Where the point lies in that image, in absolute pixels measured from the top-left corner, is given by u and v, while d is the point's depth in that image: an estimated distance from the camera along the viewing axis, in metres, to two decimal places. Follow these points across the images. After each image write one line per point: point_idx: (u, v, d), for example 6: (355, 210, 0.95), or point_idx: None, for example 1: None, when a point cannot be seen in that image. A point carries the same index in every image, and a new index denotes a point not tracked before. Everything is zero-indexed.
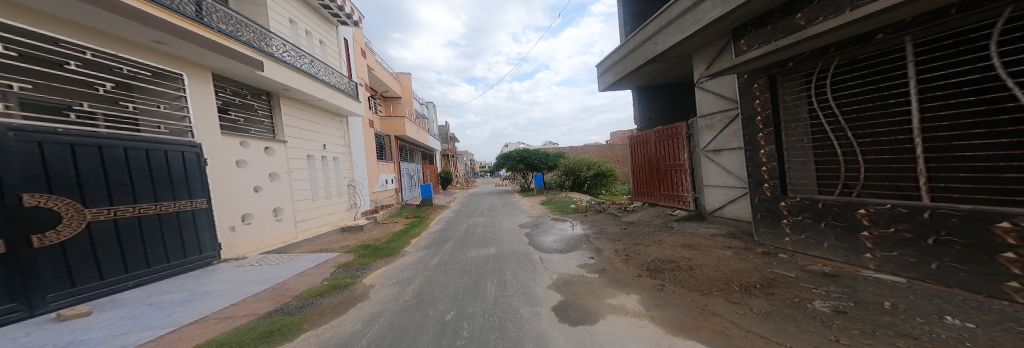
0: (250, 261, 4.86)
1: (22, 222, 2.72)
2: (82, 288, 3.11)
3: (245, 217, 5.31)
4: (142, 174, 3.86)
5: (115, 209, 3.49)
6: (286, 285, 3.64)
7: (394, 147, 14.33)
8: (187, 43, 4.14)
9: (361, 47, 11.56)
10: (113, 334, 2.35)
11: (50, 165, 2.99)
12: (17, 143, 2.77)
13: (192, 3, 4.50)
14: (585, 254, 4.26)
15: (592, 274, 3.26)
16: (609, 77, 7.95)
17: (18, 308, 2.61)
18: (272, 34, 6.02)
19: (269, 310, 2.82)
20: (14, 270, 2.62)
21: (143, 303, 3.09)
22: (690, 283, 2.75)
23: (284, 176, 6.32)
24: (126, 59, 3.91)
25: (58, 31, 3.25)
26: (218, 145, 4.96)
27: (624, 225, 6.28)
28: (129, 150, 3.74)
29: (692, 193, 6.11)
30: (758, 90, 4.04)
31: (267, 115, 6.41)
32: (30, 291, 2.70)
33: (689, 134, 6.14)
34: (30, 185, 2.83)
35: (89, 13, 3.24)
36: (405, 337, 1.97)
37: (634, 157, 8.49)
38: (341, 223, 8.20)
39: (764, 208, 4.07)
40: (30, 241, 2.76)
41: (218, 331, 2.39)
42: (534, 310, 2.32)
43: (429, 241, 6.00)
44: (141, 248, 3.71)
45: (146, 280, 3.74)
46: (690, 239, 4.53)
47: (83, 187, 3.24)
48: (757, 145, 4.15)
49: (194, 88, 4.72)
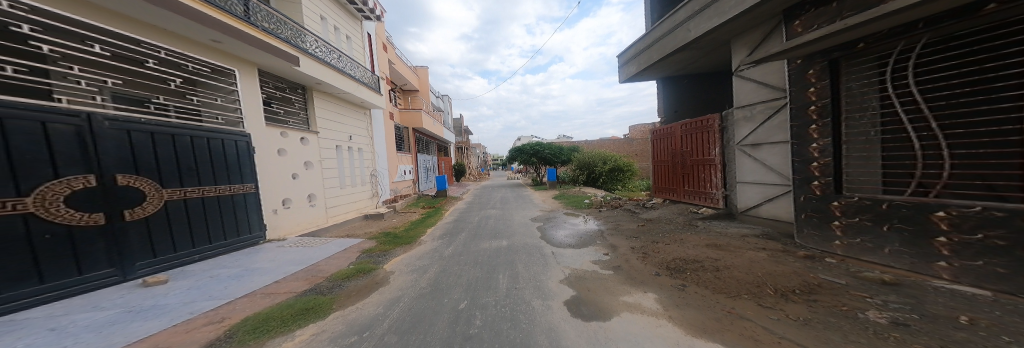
0: (290, 242, 5.29)
1: (116, 200, 3.18)
2: (163, 258, 3.62)
3: (286, 201, 5.75)
4: (205, 160, 4.33)
5: (185, 190, 3.97)
6: (319, 266, 3.93)
7: (412, 139, 14.76)
8: (238, 41, 4.47)
9: (382, 41, 11.86)
10: (184, 301, 2.70)
11: (136, 149, 3.46)
12: (112, 130, 3.24)
13: (241, 4, 4.85)
14: (598, 250, 4.19)
15: (606, 271, 3.22)
16: (631, 67, 7.62)
17: (113, 273, 3.10)
18: (306, 31, 6.32)
19: (304, 289, 3.07)
20: (112, 240, 3.11)
21: (203, 276, 3.48)
22: (718, 286, 2.60)
23: (318, 164, 6.73)
24: (192, 57, 4.32)
25: (137, 32, 3.66)
26: (264, 135, 5.37)
27: (641, 223, 6.07)
28: (193, 138, 4.19)
29: (722, 191, 5.79)
30: (815, 77, 3.70)
31: (302, 108, 6.80)
32: (123, 259, 3.20)
33: (722, 127, 5.76)
34: (122, 168, 3.30)
35: (158, 15, 3.60)
36: (421, 323, 2.05)
37: (657, 151, 8.14)
38: (365, 210, 8.61)
39: (812, 208, 3.78)
40: (123, 215, 3.23)
41: (264, 305, 2.64)
42: (546, 303, 2.33)
43: (443, 231, 6.19)
44: (204, 226, 4.19)
45: (209, 254, 4.24)
46: (717, 238, 4.30)
47: (161, 171, 3.73)
48: (808, 138, 3.83)
49: (244, 83, 5.12)
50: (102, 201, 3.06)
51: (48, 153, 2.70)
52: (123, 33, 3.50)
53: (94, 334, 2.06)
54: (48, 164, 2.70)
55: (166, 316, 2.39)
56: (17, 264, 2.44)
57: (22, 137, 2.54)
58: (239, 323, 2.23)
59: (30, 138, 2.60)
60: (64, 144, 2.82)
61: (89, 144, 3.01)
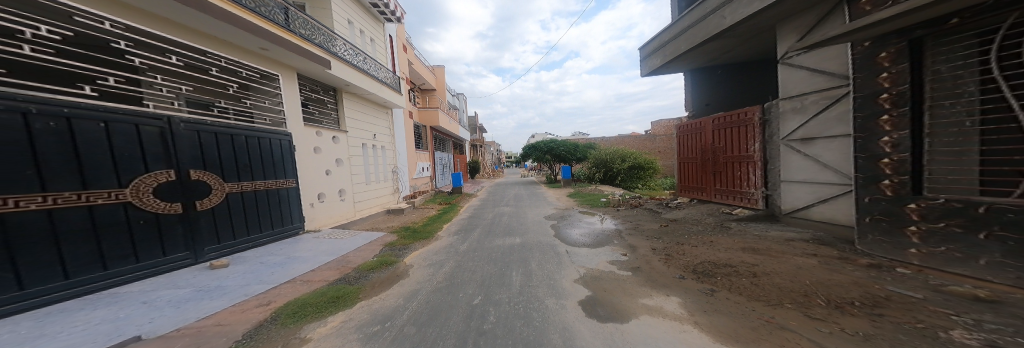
0: (324, 234, 5.70)
1: (191, 192, 3.78)
2: (225, 243, 4.20)
3: (320, 196, 6.16)
4: (260, 157, 4.85)
5: (243, 184, 4.53)
6: (348, 257, 4.19)
7: (429, 138, 15.20)
8: (282, 48, 4.85)
9: (402, 42, 12.24)
10: (242, 283, 3.08)
11: (205, 148, 4.03)
12: (187, 132, 3.82)
13: (282, 13, 5.21)
14: (616, 250, 4.08)
15: (624, 272, 3.12)
16: (655, 60, 7.27)
17: (187, 256, 3.68)
18: (336, 35, 6.67)
19: (335, 278, 3.29)
20: (188, 227, 3.69)
21: (249, 263, 3.82)
22: (753, 294, 2.41)
23: (347, 161, 7.12)
24: (245, 64, 4.77)
25: (202, 43, 4.16)
26: (302, 134, 5.75)
27: (664, 223, 5.82)
28: (252, 138, 4.74)
29: (762, 190, 5.35)
30: (888, 60, 3.16)
31: (334, 109, 7.16)
32: (195, 243, 3.77)
33: (764, 121, 5.29)
34: (195, 164, 3.89)
35: (215, 25, 3.98)
36: (438, 316, 2.12)
37: (684, 148, 7.73)
38: (388, 206, 9.03)
39: (879, 210, 3.26)
40: (195, 204, 3.82)
41: (302, 291, 2.87)
42: (560, 302, 2.32)
43: (459, 227, 6.36)
44: (257, 216, 4.72)
45: (261, 242, 4.77)
46: (752, 242, 4.01)
47: (224, 167, 4.28)
48: (877, 131, 3.27)
49: (286, 86, 5.51)
50: (180, 194, 3.66)
51: (139, 150, 3.27)
52: (192, 44, 3.99)
53: (175, 309, 2.47)
54: (141, 160, 3.29)
55: (226, 297, 2.73)
56: (119, 245, 3.02)
57: (124, 138, 3.16)
58: (281, 307, 2.45)
59: (129, 139, 3.20)
60: (152, 144, 3.42)
61: (170, 142, 3.61)
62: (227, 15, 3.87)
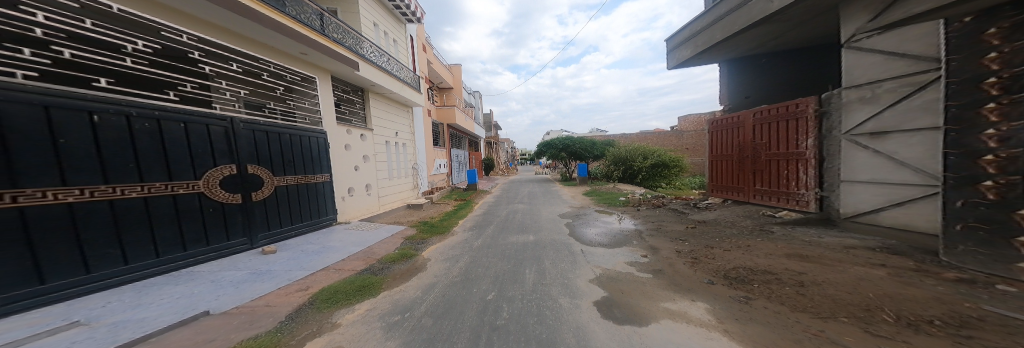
0: (353, 225, 6.09)
1: (248, 185, 4.26)
2: (275, 231, 4.67)
3: (349, 190, 6.54)
4: (304, 153, 5.32)
5: (290, 178, 5.00)
6: (373, 249, 4.44)
7: (446, 135, 15.53)
8: (319, 52, 5.20)
9: (422, 42, 12.53)
10: (283, 269, 3.39)
11: (259, 145, 4.51)
12: (245, 131, 4.30)
13: (317, 19, 5.57)
14: (635, 251, 3.93)
15: (644, 274, 3.00)
16: (684, 51, 6.81)
17: (244, 241, 4.16)
18: (363, 38, 7.00)
19: (362, 268, 3.50)
20: (245, 216, 4.17)
21: (290, 251, 4.19)
22: (797, 304, 2.21)
23: (373, 158, 7.46)
24: (290, 69, 5.21)
25: (256, 50, 4.62)
26: (336, 133, 6.12)
27: (691, 224, 5.50)
28: (297, 135, 5.17)
29: (815, 191, 4.73)
30: (999, 37, 2.51)
31: (361, 107, 7.53)
32: (251, 231, 4.24)
33: (821, 113, 4.65)
34: (252, 160, 4.37)
35: (265, 33, 4.39)
36: (453, 310, 2.18)
37: (720, 145, 7.19)
38: (409, 201, 9.41)
39: (973, 217, 2.66)
40: (252, 195, 4.29)
41: (334, 279, 3.09)
42: (574, 302, 2.28)
43: (473, 223, 6.48)
44: (301, 207, 5.18)
45: (305, 230, 5.25)
46: (796, 248, 3.64)
47: (275, 162, 4.75)
48: (980, 122, 2.61)
49: (323, 88, 5.90)
50: (240, 186, 4.15)
51: (210, 147, 3.80)
52: (248, 51, 4.46)
53: (233, 288, 2.78)
54: (210, 157, 3.79)
55: (273, 280, 3.02)
56: (194, 230, 3.52)
57: (198, 137, 3.68)
58: (316, 293, 2.66)
59: (202, 137, 3.72)
60: (218, 142, 3.91)
61: (232, 141, 4.09)
62: (273, 23, 4.25)
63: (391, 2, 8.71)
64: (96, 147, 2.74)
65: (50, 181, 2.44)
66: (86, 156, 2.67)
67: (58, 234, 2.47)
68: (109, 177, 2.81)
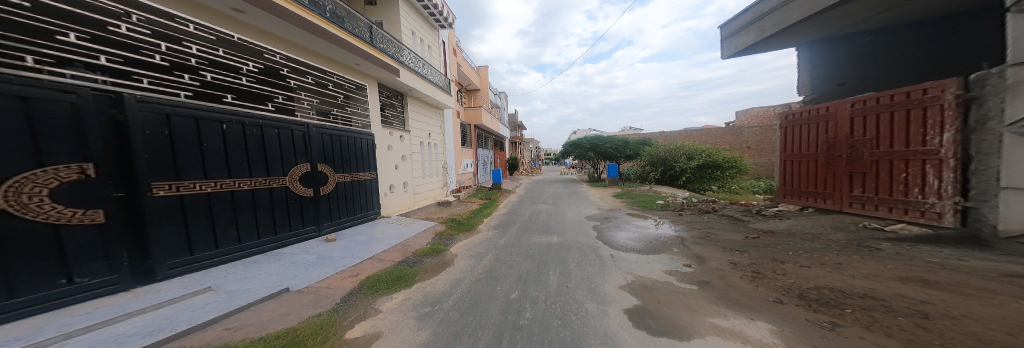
0: (393, 219, 6.66)
1: (318, 180, 4.94)
2: (336, 221, 5.32)
3: (391, 187, 7.15)
4: (359, 153, 6.00)
5: (349, 175, 5.68)
6: (409, 242, 4.82)
7: (473, 135, 15.95)
8: (371, 64, 5.84)
9: (452, 46, 13.07)
10: (339, 256, 3.87)
11: (327, 147, 5.22)
12: (317, 134, 5.02)
13: (370, 32, 6.19)
14: (675, 260, 3.57)
15: (686, 285, 2.72)
16: (747, 37, 5.85)
17: (313, 229, 4.81)
18: (404, 46, 7.61)
19: (399, 259, 3.82)
20: (314, 207, 4.83)
21: (345, 240, 4.78)
22: (906, 336, 1.76)
23: (409, 157, 8.06)
24: (349, 79, 5.95)
25: (325, 65, 5.37)
26: (379, 135, 6.76)
27: (754, 234, 4.77)
28: (354, 138, 5.87)
29: (953, 200, 3.69)
30: None
31: (401, 110, 8.14)
32: (318, 221, 4.89)
33: (967, 100, 3.59)
34: (321, 159, 5.07)
35: (335, 50, 5.09)
36: (478, 306, 2.25)
37: (797, 143, 6.11)
38: (439, 198, 9.92)
39: None
40: (320, 190, 4.97)
41: (377, 268, 3.44)
42: (602, 307, 2.18)
43: (498, 221, 6.60)
44: (356, 201, 5.83)
45: (358, 222, 5.89)
46: (892, 269, 2.95)
47: (338, 161, 5.44)
48: None
49: (370, 94, 6.57)
50: (312, 181, 4.83)
51: (293, 149, 4.51)
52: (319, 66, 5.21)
53: (301, 270, 3.27)
54: (292, 157, 4.50)
55: (330, 265, 3.47)
56: (279, 218, 4.20)
57: (285, 140, 4.39)
58: (362, 280, 2.98)
59: (288, 140, 4.45)
60: (298, 144, 4.62)
61: (308, 143, 4.81)
62: (341, 41, 4.94)
63: (426, 10, 9.31)
64: (220, 148, 3.48)
65: (196, 175, 3.21)
66: (215, 156, 3.42)
67: (196, 216, 3.18)
68: (227, 172, 3.53)
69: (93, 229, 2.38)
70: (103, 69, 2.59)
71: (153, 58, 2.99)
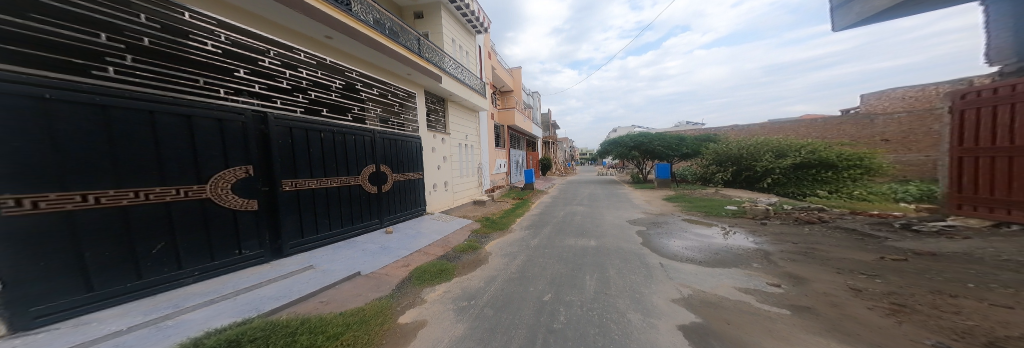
0: (436, 215, 7.21)
1: (380, 180, 5.56)
2: (394, 215, 6.01)
3: (433, 185, 7.78)
4: (412, 155, 6.71)
5: (405, 174, 6.39)
6: (450, 238, 5.19)
7: (507, 137, 16.08)
8: (423, 75, 6.53)
9: (487, 50, 13.49)
10: (397, 247, 4.40)
11: (392, 150, 5.99)
12: (385, 140, 5.81)
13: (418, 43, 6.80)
14: (757, 277, 2.88)
15: (771, 308, 2.17)
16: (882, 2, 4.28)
17: (377, 221, 5.48)
18: (446, 55, 8.18)
19: (440, 254, 4.13)
20: (380, 202, 5.55)
21: (400, 233, 5.41)
22: None
23: (448, 159, 8.67)
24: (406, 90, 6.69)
25: (391, 78, 6.16)
26: (424, 137, 7.38)
27: (889, 256, 3.47)
28: (409, 141, 6.60)
29: None
30: None
31: (442, 115, 8.70)
32: (381, 214, 5.59)
33: None
34: (386, 160, 5.80)
35: (397, 66, 5.84)
36: (511, 305, 2.23)
37: (984, 133, 4.39)
38: (475, 197, 10.35)
39: None
40: (381, 188, 5.58)
41: (423, 261, 3.80)
42: (648, 320, 1.91)
43: (531, 221, 6.52)
44: (408, 197, 6.52)
45: (409, 216, 6.57)
46: None
47: (399, 163, 6.18)
48: None
49: (420, 101, 7.23)
50: (375, 180, 5.46)
51: (368, 153, 5.32)
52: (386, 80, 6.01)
53: (367, 256, 3.85)
54: (367, 159, 5.30)
55: (388, 255, 3.98)
56: (354, 210, 4.95)
57: (363, 145, 5.22)
58: (411, 271, 3.31)
59: (365, 145, 5.27)
60: (371, 148, 5.43)
61: (379, 147, 5.61)
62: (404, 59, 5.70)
63: (463, 18, 9.89)
64: (321, 153, 4.34)
65: (307, 174, 4.07)
66: (318, 159, 4.28)
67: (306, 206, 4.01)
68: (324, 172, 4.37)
69: (251, 214, 3.27)
70: (256, 95, 3.55)
71: (282, 83, 3.90)
